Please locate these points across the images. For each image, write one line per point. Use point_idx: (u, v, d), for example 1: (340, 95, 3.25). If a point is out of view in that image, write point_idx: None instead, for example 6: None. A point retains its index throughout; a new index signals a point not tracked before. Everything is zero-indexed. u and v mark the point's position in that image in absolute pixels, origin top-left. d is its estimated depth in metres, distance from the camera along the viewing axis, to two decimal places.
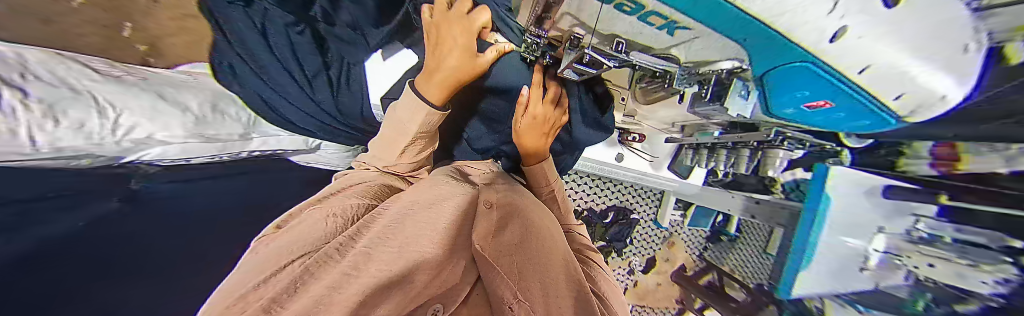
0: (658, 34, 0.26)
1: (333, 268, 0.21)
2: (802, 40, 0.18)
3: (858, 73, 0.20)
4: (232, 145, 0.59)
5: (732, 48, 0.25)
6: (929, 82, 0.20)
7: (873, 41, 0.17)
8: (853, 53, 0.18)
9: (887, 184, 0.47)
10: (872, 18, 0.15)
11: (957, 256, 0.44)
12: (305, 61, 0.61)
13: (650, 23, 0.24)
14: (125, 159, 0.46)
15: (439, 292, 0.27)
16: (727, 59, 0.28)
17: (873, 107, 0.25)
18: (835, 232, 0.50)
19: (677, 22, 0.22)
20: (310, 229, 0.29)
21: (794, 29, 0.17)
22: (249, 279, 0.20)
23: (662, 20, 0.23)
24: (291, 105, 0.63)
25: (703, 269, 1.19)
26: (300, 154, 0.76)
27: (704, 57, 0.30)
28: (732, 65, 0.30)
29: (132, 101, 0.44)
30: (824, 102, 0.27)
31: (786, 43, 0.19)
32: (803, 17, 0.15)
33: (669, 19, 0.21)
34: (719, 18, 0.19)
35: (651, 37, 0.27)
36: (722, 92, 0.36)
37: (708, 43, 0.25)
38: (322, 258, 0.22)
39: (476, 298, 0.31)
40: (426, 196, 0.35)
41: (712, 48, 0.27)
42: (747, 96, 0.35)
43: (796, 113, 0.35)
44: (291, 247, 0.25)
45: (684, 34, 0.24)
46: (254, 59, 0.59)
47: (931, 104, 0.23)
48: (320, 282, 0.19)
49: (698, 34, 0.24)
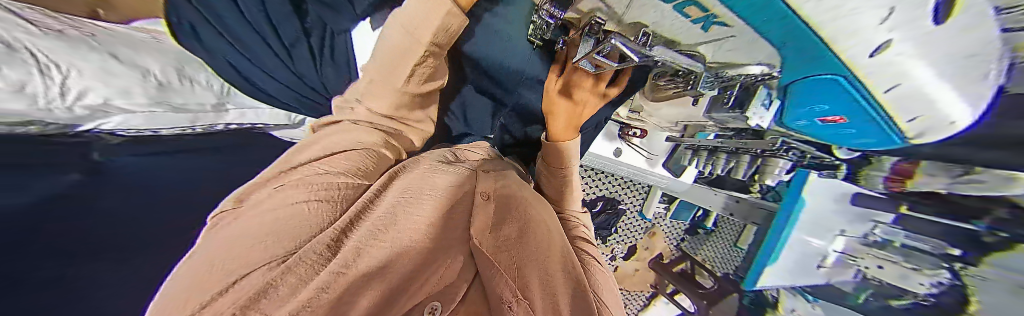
0: (692, 28, 0.27)
1: (321, 270, 0.18)
2: (846, 42, 0.18)
3: (886, 92, 0.21)
4: (204, 116, 0.56)
5: (764, 50, 0.25)
6: (952, 118, 0.20)
7: (915, 61, 0.16)
8: (891, 65, 0.18)
9: (856, 193, 0.49)
10: (921, 35, 0.15)
11: (902, 260, 0.45)
12: (282, 27, 0.56)
13: (686, 14, 0.25)
14: (80, 128, 0.42)
15: (437, 288, 0.25)
16: (756, 63, 0.29)
17: (887, 122, 0.25)
18: (801, 231, 0.54)
19: (717, 16, 0.23)
20: (287, 212, 0.24)
21: (844, 30, 0.16)
22: (219, 275, 0.16)
23: (700, 12, 0.23)
24: (271, 79, 0.61)
25: (678, 258, 1.27)
26: (284, 129, 0.69)
27: (728, 58, 0.31)
28: (760, 71, 0.30)
29: (82, 61, 0.43)
30: (839, 118, 0.29)
31: (829, 45, 0.19)
32: (857, 24, 0.16)
33: (710, 12, 0.22)
34: (767, 5, 0.18)
35: (684, 29, 0.28)
36: (746, 100, 0.40)
37: (740, 43, 0.26)
38: (307, 257, 0.19)
39: (473, 295, 0.29)
40: (418, 184, 0.34)
41: (743, 50, 0.27)
42: (770, 106, 0.37)
43: (808, 125, 0.36)
44: (262, 234, 0.21)
45: (719, 31, 0.25)
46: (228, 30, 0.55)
47: (937, 132, 0.23)
48: (306, 285, 0.16)
49: (736, 32, 0.24)
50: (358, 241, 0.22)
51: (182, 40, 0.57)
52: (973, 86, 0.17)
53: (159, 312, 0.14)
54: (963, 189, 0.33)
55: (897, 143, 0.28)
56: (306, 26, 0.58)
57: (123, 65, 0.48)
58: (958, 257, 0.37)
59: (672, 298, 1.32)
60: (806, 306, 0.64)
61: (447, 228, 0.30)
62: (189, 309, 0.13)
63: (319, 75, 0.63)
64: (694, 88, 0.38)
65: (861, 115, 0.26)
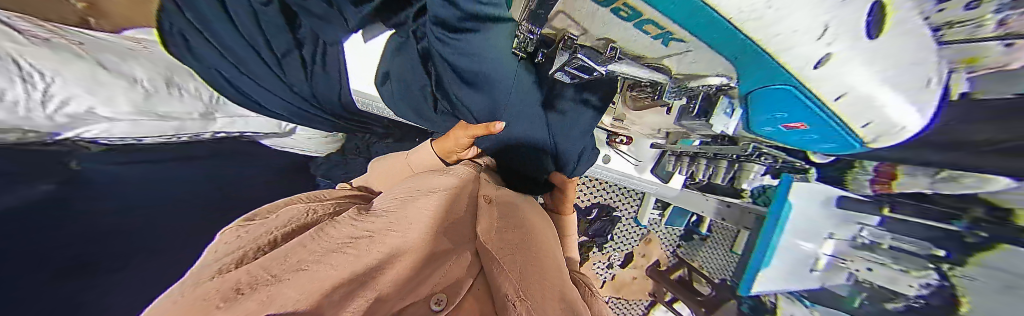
0: (653, 43, 0.28)
1: (313, 247, 0.23)
2: (791, 64, 0.19)
3: (834, 99, 0.22)
4: (189, 126, 0.59)
5: (721, 64, 0.27)
6: (903, 119, 0.21)
7: (854, 71, 0.18)
8: (829, 80, 0.20)
9: (840, 196, 0.50)
10: (857, 48, 0.16)
11: (891, 262, 0.46)
12: (274, 39, 0.55)
13: (646, 31, 0.26)
14: (61, 136, 0.46)
15: (441, 283, 0.24)
16: (717, 75, 0.31)
17: (843, 130, 0.26)
18: (792, 237, 0.54)
19: (672, 33, 0.24)
20: (306, 214, 0.32)
21: (782, 50, 0.18)
22: (251, 241, 0.25)
23: (657, 30, 0.25)
24: (264, 90, 0.61)
25: (675, 264, 1.25)
26: (271, 138, 0.76)
27: (695, 70, 0.32)
28: (720, 81, 0.32)
29: (70, 71, 0.43)
30: (800, 124, 0.30)
31: (775, 60, 0.20)
32: (795, 41, 0.17)
33: (665, 29, 0.24)
34: (715, 31, 0.20)
35: (648, 46, 0.29)
36: (710, 107, 0.40)
37: (699, 57, 0.27)
38: (316, 235, 0.25)
39: (477, 291, 0.26)
40: (425, 184, 0.37)
41: (703, 63, 0.29)
42: (731, 113, 0.40)
43: (773, 132, 0.37)
44: (294, 219, 0.30)
45: (677, 46, 0.27)
46: (221, 44, 0.54)
47: (892, 135, 0.24)
48: (305, 256, 0.21)
49: (691, 47, 0.26)
50: (374, 231, 0.27)
51: (171, 48, 0.53)
52: (923, 91, 0.19)
53: (225, 249, 0.23)
54: (943, 187, 0.34)
55: (858, 147, 0.30)
56: (298, 38, 0.58)
57: (112, 74, 0.47)
58: (943, 258, 0.39)
59: (670, 307, 1.29)
60: (803, 311, 0.64)
61: (456, 228, 0.30)
62: (232, 263, 0.20)
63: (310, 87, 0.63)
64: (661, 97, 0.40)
65: (820, 122, 0.27)
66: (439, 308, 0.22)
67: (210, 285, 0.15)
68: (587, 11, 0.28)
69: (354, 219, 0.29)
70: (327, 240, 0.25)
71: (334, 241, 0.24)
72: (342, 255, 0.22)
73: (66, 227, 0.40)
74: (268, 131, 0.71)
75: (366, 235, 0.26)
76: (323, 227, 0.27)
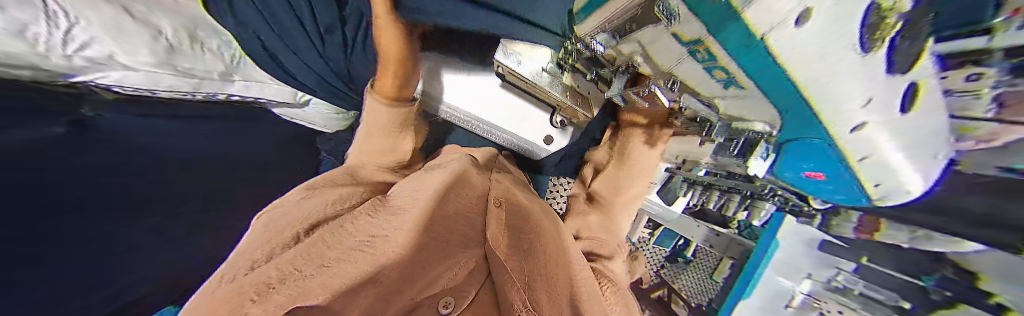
0: (714, 84, 0.30)
1: (339, 245, 0.23)
2: (832, 123, 0.24)
3: (859, 159, 0.28)
4: (209, 84, 0.52)
5: (767, 111, 0.29)
6: (903, 180, 0.28)
7: (884, 136, 0.23)
8: (861, 140, 0.25)
9: (823, 240, 0.54)
10: (888, 116, 0.21)
11: (858, 307, 0.50)
12: (319, 12, 0.53)
13: (714, 74, 0.28)
14: (74, 78, 0.40)
15: (449, 286, 0.27)
16: (763, 122, 0.33)
17: (857, 186, 0.33)
18: (773, 269, 0.61)
19: (738, 81, 0.26)
20: (325, 198, 0.32)
21: (831, 113, 0.23)
22: (281, 232, 0.25)
23: (725, 76, 0.27)
24: (301, 61, 0.59)
25: (657, 284, 1.21)
26: (283, 109, 0.65)
27: (741, 112, 0.35)
28: (764, 128, 0.34)
29: (95, 13, 0.38)
30: (818, 175, 0.35)
31: (821, 123, 0.25)
32: (842, 106, 0.21)
33: (733, 77, 0.26)
34: (779, 93, 0.24)
35: (703, 82, 0.31)
36: (749, 151, 0.40)
37: (750, 104, 0.30)
38: (333, 230, 0.26)
39: (483, 297, 0.29)
40: (436, 181, 0.38)
41: (752, 108, 0.31)
42: (766, 158, 0.39)
43: (794, 179, 0.40)
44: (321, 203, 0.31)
45: (735, 90, 0.29)
46: (269, 13, 0.51)
47: (898, 193, 0.30)
48: (335, 251, 0.22)
49: (749, 94, 0.28)
50: (391, 231, 0.26)
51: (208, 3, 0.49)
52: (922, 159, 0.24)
53: (267, 232, 0.25)
54: (924, 244, 0.37)
55: (863, 200, 0.36)
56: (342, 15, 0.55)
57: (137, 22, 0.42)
58: (908, 309, 0.42)
59: None
60: None
61: (459, 238, 0.32)
62: (275, 246, 0.23)
63: (348, 62, 0.61)
64: (709, 134, 0.43)
65: (839, 177, 0.33)
66: (446, 310, 0.25)
67: (243, 280, 0.16)
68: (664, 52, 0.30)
69: (372, 216, 0.30)
70: (346, 237, 0.25)
71: (354, 239, 0.25)
72: (359, 254, 0.22)
73: (78, 171, 0.40)
74: (281, 101, 0.62)
75: (383, 234, 0.26)
76: (342, 222, 0.28)
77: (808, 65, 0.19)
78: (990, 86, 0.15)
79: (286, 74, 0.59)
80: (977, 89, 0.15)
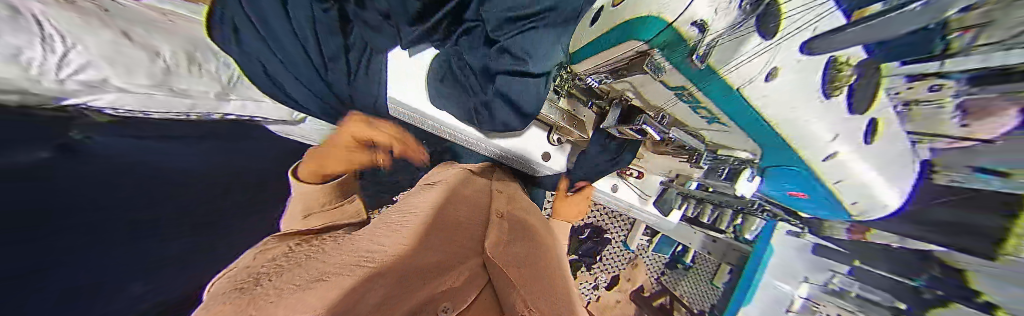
0: (698, 120, 0.41)
1: (331, 260, 0.23)
2: (816, 153, 0.32)
3: (835, 181, 0.37)
4: (204, 104, 0.53)
5: (749, 145, 0.40)
6: (879, 199, 0.36)
7: (859, 163, 0.31)
8: (838, 167, 0.33)
9: (813, 243, 0.57)
10: (860, 145, 0.28)
11: (856, 310, 0.48)
12: (325, 41, 0.48)
13: (699, 113, 0.38)
14: (68, 101, 0.37)
15: (453, 286, 0.22)
16: (746, 150, 0.42)
17: (837, 200, 0.41)
18: (772, 275, 0.65)
19: (719, 120, 0.37)
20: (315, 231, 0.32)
21: (804, 146, 0.31)
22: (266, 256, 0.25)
23: (708, 115, 0.37)
24: (296, 80, 0.52)
25: (658, 292, 1.25)
26: (279, 125, 0.68)
27: (725, 143, 0.44)
28: (746, 156, 0.44)
29: (93, 39, 0.37)
30: (803, 194, 0.45)
31: (801, 155, 0.34)
32: (815, 140, 0.30)
33: (714, 116, 0.36)
34: (759, 130, 0.33)
35: (686, 115, 0.42)
36: (736, 177, 0.51)
37: (731, 137, 0.40)
38: (328, 251, 0.26)
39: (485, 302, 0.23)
40: (436, 199, 0.39)
41: (733, 139, 0.41)
42: (752, 180, 0.48)
43: (783, 197, 0.52)
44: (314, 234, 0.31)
45: (717, 126, 0.39)
46: (276, 44, 0.47)
47: (873, 210, 0.38)
48: (329, 263, 0.22)
49: (727, 130, 0.39)
50: (388, 246, 0.26)
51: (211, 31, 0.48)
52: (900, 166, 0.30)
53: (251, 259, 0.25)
54: (914, 244, 0.38)
55: (846, 216, 0.45)
56: (348, 43, 0.50)
57: (135, 45, 0.42)
58: (903, 309, 0.41)
59: None
60: None
61: (455, 247, 0.30)
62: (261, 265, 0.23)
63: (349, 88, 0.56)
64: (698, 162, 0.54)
65: (820, 197, 0.43)
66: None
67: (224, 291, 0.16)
68: (653, 93, 0.42)
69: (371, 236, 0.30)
70: (342, 255, 0.25)
71: (347, 255, 0.25)
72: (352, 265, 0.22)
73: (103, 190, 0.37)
74: (278, 118, 0.66)
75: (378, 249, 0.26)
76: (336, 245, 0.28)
77: (780, 111, 0.27)
78: (952, 96, 0.19)
79: (289, 97, 0.55)
80: (941, 98, 0.20)
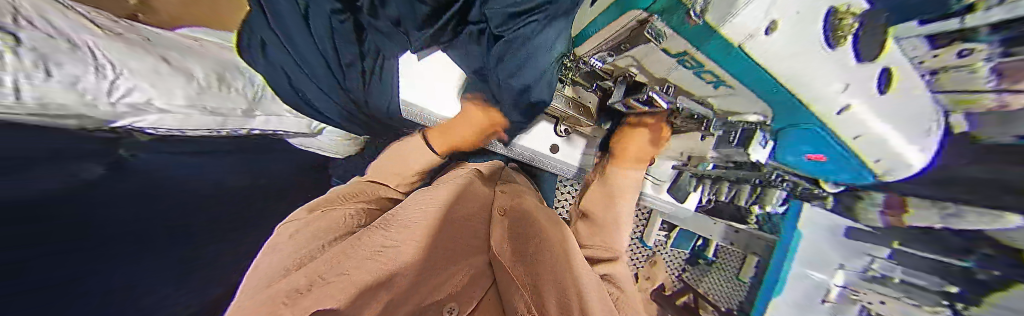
0: (703, 85, 0.41)
1: (354, 254, 0.25)
2: (822, 108, 0.32)
3: (853, 137, 0.35)
4: (232, 121, 0.55)
5: (760, 104, 0.38)
6: (900, 153, 0.34)
7: (872, 118, 0.30)
8: (854, 124, 0.32)
9: (846, 226, 0.54)
10: (874, 96, 0.28)
11: (902, 296, 0.46)
12: (343, 47, 0.53)
13: (703, 77, 0.38)
14: (114, 124, 0.39)
15: None
16: (754, 113, 0.41)
17: (860, 162, 0.39)
18: (800, 264, 0.59)
19: (724, 82, 0.36)
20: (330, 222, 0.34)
21: (815, 99, 0.31)
22: (291, 254, 0.27)
23: (713, 78, 0.37)
24: (315, 86, 0.60)
25: (680, 289, 1.16)
26: (299, 137, 0.72)
27: (730, 107, 0.44)
28: (756, 119, 0.42)
29: (135, 63, 0.40)
30: (821, 156, 0.42)
31: (812, 109, 0.33)
32: (825, 92, 0.29)
33: (721, 80, 0.36)
34: (766, 88, 0.32)
35: (691, 81, 0.42)
36: (747, 141, 0.47)
37: (737, 99, 0.40)
38: (349, 243, 0.28)
39: None
40: (441, 191, 0.40)
41: (737, 102, 0.41)
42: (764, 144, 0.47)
43: (797, 161, 0.47)
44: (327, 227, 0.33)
45: (723, 90, 0.39)
46: (302, 60, 0.54)
47: (899, 168, 0.36)
48: (353, 258, 0.25)
49: (735, 92, 0.38)
50: (400, 241, 0.28)
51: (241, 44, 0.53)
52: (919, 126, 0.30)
53: (279, 255, 0.27)
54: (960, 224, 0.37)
55: (869, 179, 0.42)
56: (362, 50, 0.56)
57: (173, 68, 0.45)
58: (957, 294, 0.39)
59: None
60: None
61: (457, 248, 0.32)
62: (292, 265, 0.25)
63: (364, 90, 0.63)
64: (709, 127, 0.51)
65: (843, 159, 0.41)
66: None
67: (266, 294, 0.19)
68: (653, 62, 0.42)
69: (385, 227, 0.32)
70: (362, 246, 0.27)
71: (368, 247, 0.27)
72: (372, 262, 0.24)
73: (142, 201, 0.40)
74: (298, 131, 0.68)
75: (393, 244, 0.28)
76: (360, 234, 0.30)
77: (785, 67, 0.26)
78: (983, 60, 0.20)
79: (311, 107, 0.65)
80: (971, 64, 0.21)
